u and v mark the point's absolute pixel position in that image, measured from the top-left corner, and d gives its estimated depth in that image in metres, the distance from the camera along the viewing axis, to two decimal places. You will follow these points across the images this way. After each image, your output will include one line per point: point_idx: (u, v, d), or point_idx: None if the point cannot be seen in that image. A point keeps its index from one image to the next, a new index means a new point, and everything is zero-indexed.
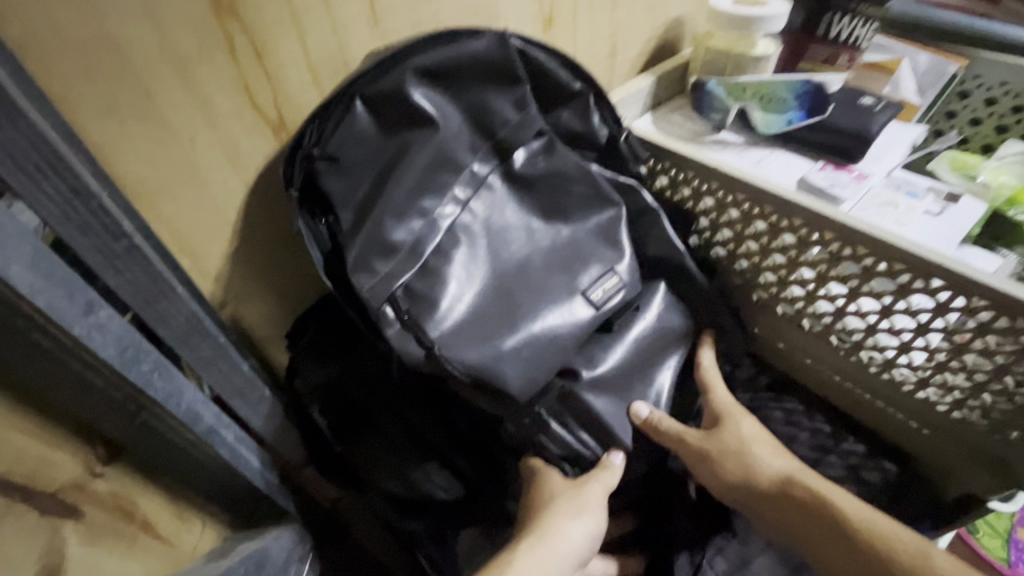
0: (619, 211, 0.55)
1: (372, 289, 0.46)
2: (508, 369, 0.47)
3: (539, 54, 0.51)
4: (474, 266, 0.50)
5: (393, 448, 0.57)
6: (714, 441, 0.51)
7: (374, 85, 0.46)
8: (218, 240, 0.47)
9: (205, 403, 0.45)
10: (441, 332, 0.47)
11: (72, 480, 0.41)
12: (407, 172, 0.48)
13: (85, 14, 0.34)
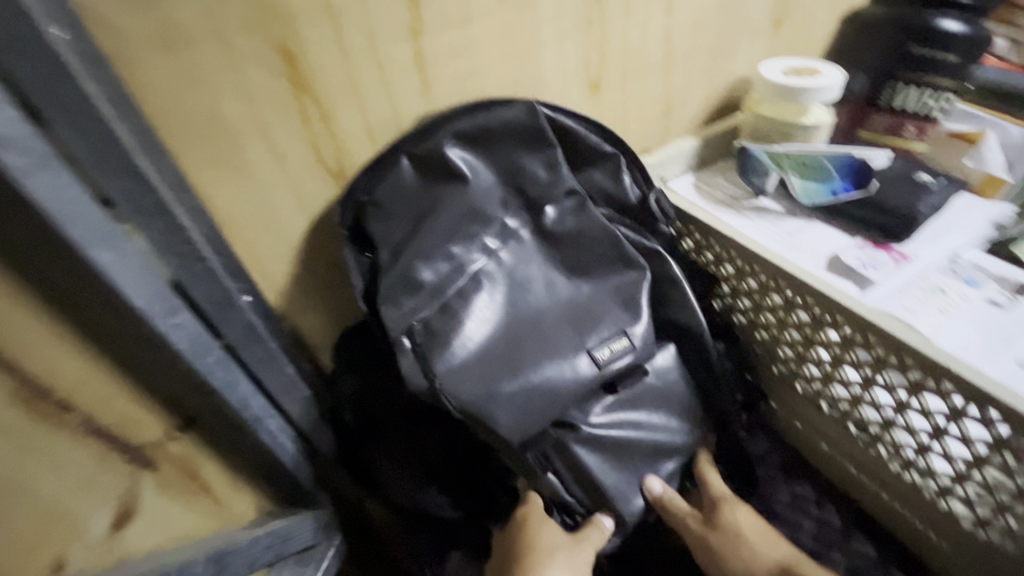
0: (642, 275, 0.58)
1: (395, 320, 0.52)
2: (499, 412, 0.51)
3: (568, 121, 0.57)
4: (493, 309, 0.55)
5: (403, 463, 0.64)
6: (714, 530, 0.53)
7: (418, 145, 0.54)
8: (283, 263, 0.58)
9: (254, 395, 0.56)
10: (448, 368, 0.51)
11: (153, 439, 0.53)
12: (440, 220, 0.55)
13: (199, 95, 0.45)
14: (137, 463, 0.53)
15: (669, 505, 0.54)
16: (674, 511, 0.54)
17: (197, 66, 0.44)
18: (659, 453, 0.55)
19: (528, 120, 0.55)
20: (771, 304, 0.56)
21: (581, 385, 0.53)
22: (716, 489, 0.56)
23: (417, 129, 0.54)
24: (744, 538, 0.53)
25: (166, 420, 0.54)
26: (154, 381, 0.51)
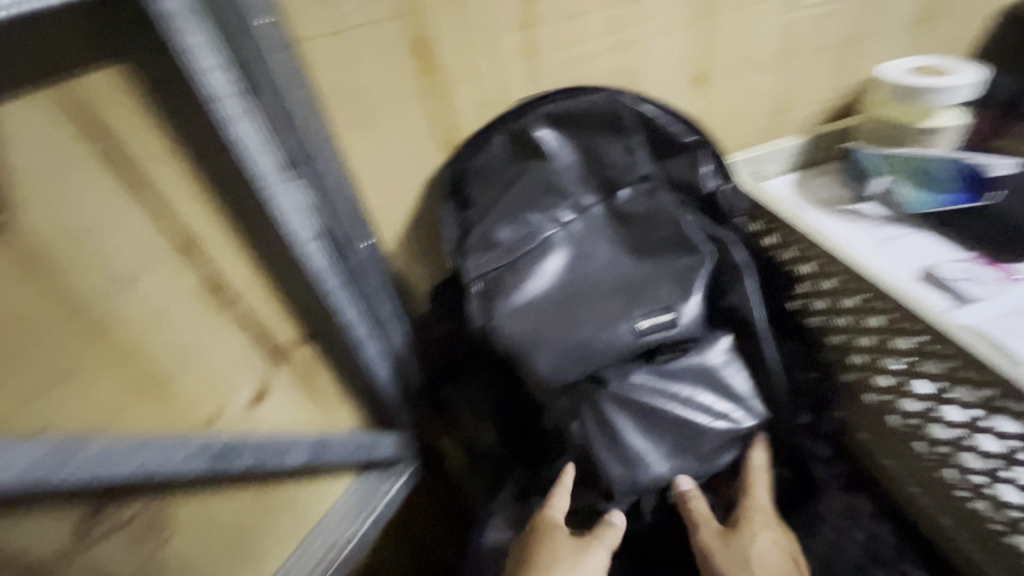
0: (703, 260, 0.61)
1: (475, 266, 0.62)
2: (540, 356, 0.58)
3: (652, 108, 0.63)
4: (557, 272, 0.62)
5: (470, 398, 0.75)
6: (727, 543, 0.54)
7: (513, 123, 0.62)
8: (397, 216, 0.69)
9: (360, 320, 0.68)
10: (505, 310, 0.60)
11: (286, 341, 0.68)
12: (520, 188, 0.64)
13: (350, 68, 0.57)
14: (271, 360, 0.67)
15: (695, 513, 0.55)
16: (699, 523, 0.54)
17: (351, 46, 0.56)
18: (684, 429, 0.57)
19: (610, 107, 0.62)
20: (825, 289, 0.59)
21: (619, 348, 0.58)
22: (752, 507, 0.56)
23: (512, 109, 0.62)
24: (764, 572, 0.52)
25: (298, 328, 0.68)
26: (291, 293, 0.65)
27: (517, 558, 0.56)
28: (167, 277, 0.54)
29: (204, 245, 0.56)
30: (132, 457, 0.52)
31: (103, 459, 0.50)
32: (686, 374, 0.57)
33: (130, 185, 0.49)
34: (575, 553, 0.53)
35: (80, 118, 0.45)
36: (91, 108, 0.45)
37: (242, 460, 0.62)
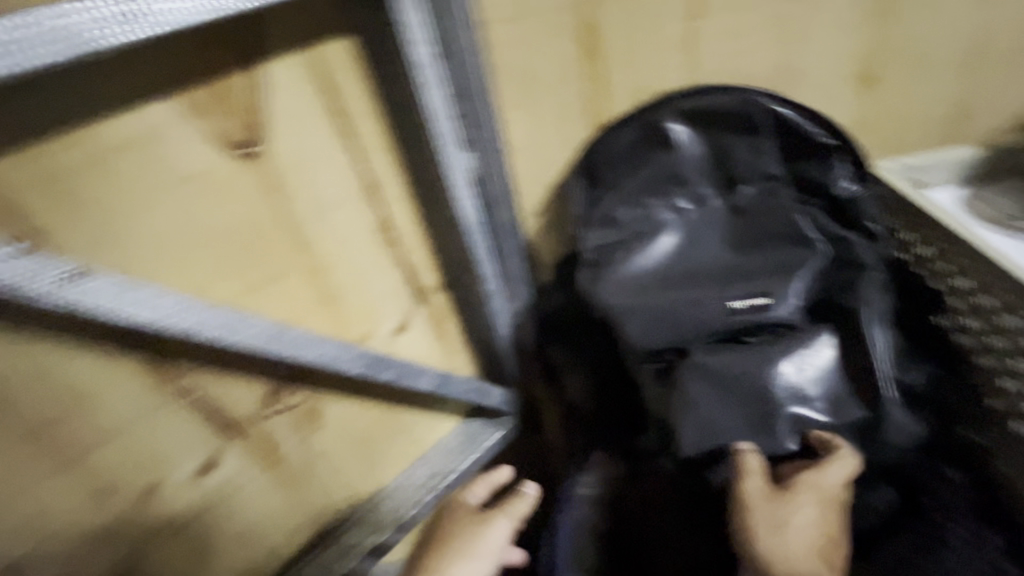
0: (814, 258, 0.65)
1: (590, 239, 0.69)
2: (631, 320, 0.64)
3: (788, 110, 0.66)
4: (663, 252, 0.68)
5: (573, 363, 0.79)
6: (768, 499, 0.53)
7: (649, 115, 0.68)
8: (539, 188, 0.77)
9: (493, 276, 0.77)
10: (609, 279, 0.66)
11: (429, 287, 0.78)
12: (644, 174, 0.70)
13: (527, 51, 0.65)
14: (414, 299, 0.77)
15: (743, 464, 0.56)
16: (739, 471, 0.56)
17: (531, 31, 0.64)
18: (760, 411, 0.58)
19: (744, 106, 0.66)
20: (981, 305, 0.63)
21: (710, 324, 0.62)
22: (813, 478, 0.54)
23: (651, 104, 0.68)
24: (788, 530, 0.51)
25: (439, 277, 0.79)
26: (440, 245, 0.75)
27: (429, 538, 0.64)
28: (354, 213, 0.65)
29: (385, 191, 0.67)
30: (338, 356, 0.62)
31: (321, 350, 0.60)
32: (774, 360, 0.59)
33: (342, 134, 0.61)
34: (477, 523, 0.63)
35: (320, 76, 0.57)
36: (328, 69, 0.57)
37: (409, 379, 0.71)
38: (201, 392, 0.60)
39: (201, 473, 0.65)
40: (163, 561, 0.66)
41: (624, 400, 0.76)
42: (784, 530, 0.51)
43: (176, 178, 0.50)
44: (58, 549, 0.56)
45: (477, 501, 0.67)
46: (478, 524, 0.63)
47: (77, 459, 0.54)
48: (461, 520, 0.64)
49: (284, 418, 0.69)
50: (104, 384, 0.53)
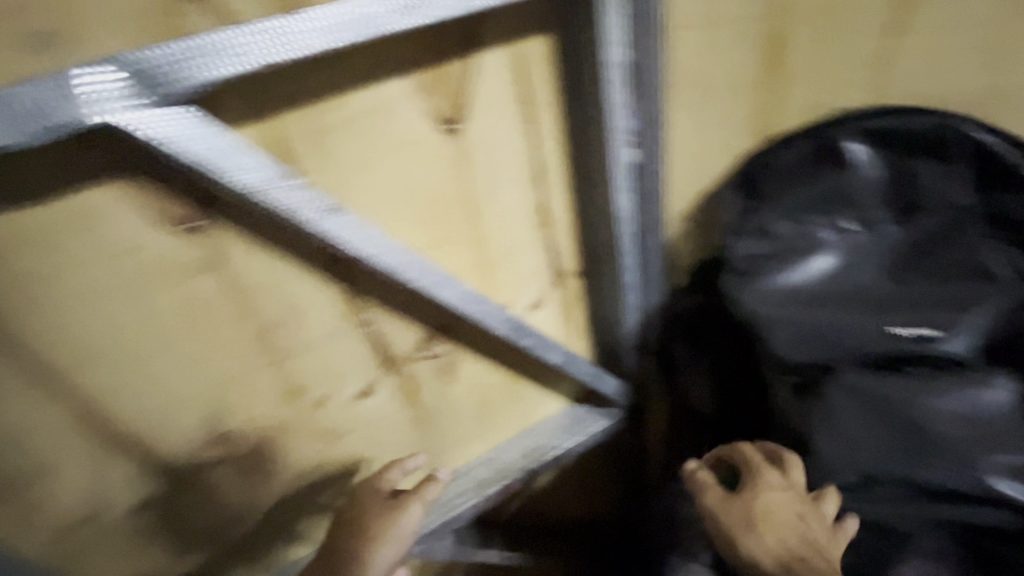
0: (999, 296, 0.62)
1: (742, 249, 0.70)
2: (779, 330, 0.65)
3: (992, 138, 0.63)
4: (821, 270, 0.68)
5: (698, 362, 0.81)
6: (727, 505, 0.60)
7: (829, 131, 0.67)
8: (691, 191, 0.79)
9: (633, 270, 0.81)
10: (761, 288, 0.67)
11: (566, 270, 0.84)
12: (811, 190, 0.69)
13: (709, 57, 0.67)
14: (553, 278, 0.83)
15: (696, 485, 0.63)
16: (697, 493, 0.63)
17: (718, 39, 0.66)
18: (914, 444, 0.58)
19: (939, 131, 0.64)
20: None
21: (865, 346, 0.63)
22: (759, 482, 0.59)
23: (832, 119, 0.68)
24: (766, 525, 0.56)
25: (577, 262, 0.84)
26: (585, 234, 0.81)
27: (349, 538, 0.70)
28: (519, 192, 0.73)
29: (550, 175, 0.74)
30: (495, 320, 0.70)
31: (483, 313, 0.68)
32: (937, 395, 0.58)
33: (523, 120, 0.68)
34: (391, 511, 0.71)
35: (518, 66, 0.64)
36: (525, 61, 0.64)
37: (544, 352, 0.78)
38: (375, 327, 0.70)
39: (359, 398, 0.75)
40: (318, 463, 0.78)
41: (746, 403, 0.79)
42: (763, 530, 0.56)
43: (398, 143, 0.60)
44: (255, 429, 0.69)
45: (391, 486, 0.73)
46: (391, 513, 0.71)
47: (283, 361, 0.66)
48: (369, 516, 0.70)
49: (428, 364, 0.79)
50: (314, 305, 0.64)
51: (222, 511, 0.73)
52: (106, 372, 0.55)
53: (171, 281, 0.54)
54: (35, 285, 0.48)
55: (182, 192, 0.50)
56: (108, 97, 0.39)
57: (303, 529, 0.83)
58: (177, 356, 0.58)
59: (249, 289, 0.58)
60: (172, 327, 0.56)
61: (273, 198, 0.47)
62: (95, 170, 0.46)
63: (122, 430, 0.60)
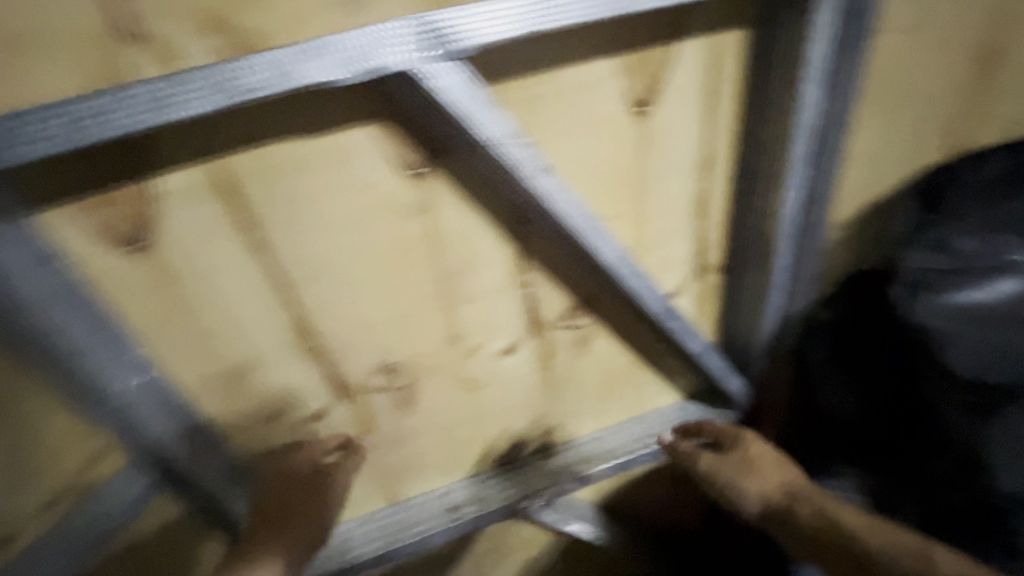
0: None
1: (917, 260, 0.68)
2: (955, 348, 0.62)
3: None
4: (1012, 291, 0.63)
5: (836, 371, 0.79)
6: (722, 463, 0.78)
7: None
8: (859, 200, 0.78)
9: (785, 270, 0.81)
10: (936, 302, 0.65)
11: (711, 265, 0.85)
12: (1010, 206, 0.67)
13: (913, 65, 0.68)
14: (699, 270, 0.85)
15: (691, 454, 0.82)
16: (694, 460, 0.81)
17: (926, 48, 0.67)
18: None
19: None
20: None
21: None
22: (740, 441, 0.80)
23: None
24: (759, 465, 0.76)
25: (723, 258, 0.85)
26: (738, 229, 0.81)
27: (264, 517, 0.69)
28: (686, 179, 0.75)
29: (719, 168, 0.76)
30: (650, 294, 0.73)
31: (641, 285, 0.71)
32: None
33: (706, 110, 0.70)
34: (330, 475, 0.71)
35: (712, 57, 0.67)
36: (721, 52, 0.67)
37: (684, 335, 0.80)
38: (532, 289, 0.76)
39: (502, 354, 0.81)
40: (455, 409, 0.84)
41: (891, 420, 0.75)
42: (760, 471, 0.75)
43: (598, 119, 0.64)
44: (414, 365, 0.76)
45: (330, 447, 0.74)
46: (327, 475, 0.71)
47: (452, 307, 0.72)
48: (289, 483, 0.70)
49: (567, 334, 0.83)
50: (491, 259, 0.70)
51: (370, 436, 0.81)
52: (323, 288, 0.64)
53: (392, 216, 0.61)
54: (296, 203, 0.56)
55: (419, 139, 0.57)
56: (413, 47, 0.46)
57: (428, 471, 0.90)
58: (377, 284, 0.66)
59: (444, 234, 0.65)
60: (380, 258, 0.64)
61: (504, 153, 0.54)
62: (361, 113, 0.53)
63: (318, 345, 0.68)
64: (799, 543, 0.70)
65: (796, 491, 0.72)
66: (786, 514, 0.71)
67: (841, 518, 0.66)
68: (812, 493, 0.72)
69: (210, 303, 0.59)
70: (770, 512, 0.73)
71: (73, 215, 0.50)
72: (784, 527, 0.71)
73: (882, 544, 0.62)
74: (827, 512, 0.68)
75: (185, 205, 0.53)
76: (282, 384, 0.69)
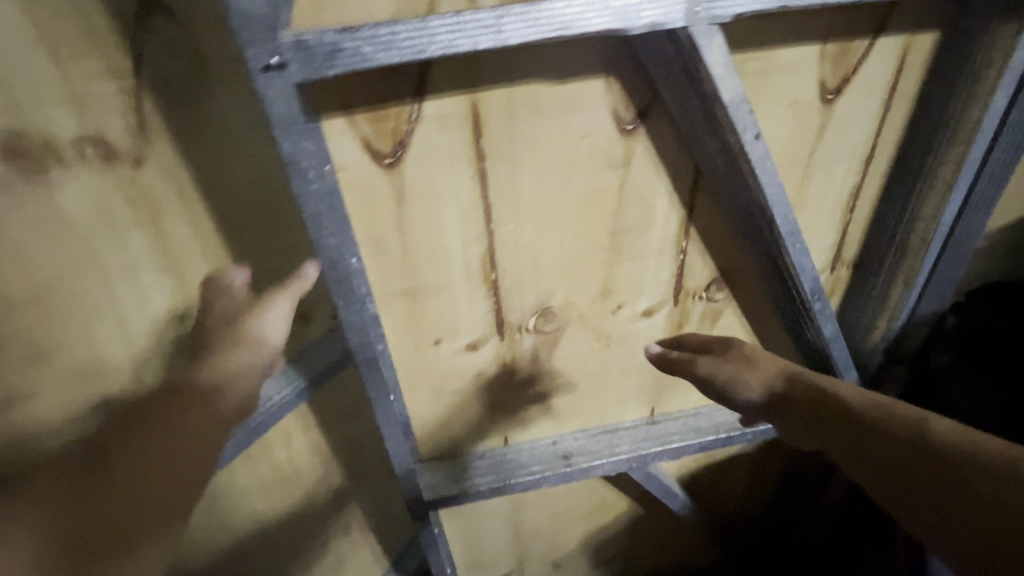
0: None
1: None
2: None
3: None
4: None
5: (973, 380, 0.85)
6: (722, 364, 0.66)
7: None
8: (1012, 210, 0.81)
9: (926, 271, 0.83)
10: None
11: (846, 258, 0.88)
12: None
13: None
14: (835, 262, 0.88)
15: (677, 361, 0.67)
16: (687, 367, 0.66)
17: None
18: None
19: None
20: None
21: None
22: (729, 341, 0.69)
23: None
24: (754, 357, 0.67)
25: (859, 253, 0.88)
26: (880, 225, 0.85)
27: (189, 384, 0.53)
28: (847, 171, 0.78)
29: (879, 164, 0.79)
30: (806, 276, 0.76)
31: (802, 266, 0.75)
32: None
33: (884, 105, 0.74)
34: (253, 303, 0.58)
35: (902, 55, 0.70)
36: (910, 51, 0.70)
37: (822, 322, 0.82)
38: (686, 257, 0.80)
39: (640, 317, 0.86)
40: (585, 362, 0.89)
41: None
42: (757, 363, 0.66)
43: (785, 101, 0.69)
44: (565, 313, 0.82)
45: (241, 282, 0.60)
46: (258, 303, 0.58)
47: (614, 263, 0.77)
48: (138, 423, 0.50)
49: (701, 306, 0.87)
50: (661, 221, 0.75)
51: (507, 374, 0.87)
52: (518, 227, 0.69)
53: (593, 165, 0.67)
54: (519, 142, 0.62)
55: (638, 98, 0.63)
56: (695, 7, 0.51)
57: (543, 418, 0.95)
58: (560, 230, 0.71)
59: (630, 191, 0.70)
60: (571, 204, 0.69)
61: (731, 116, 0.59)
62: (595, 66, 0.60)
63: (496, 279, 0.74)
64: (802, 427, 0.63)
65: (796, 378, 0.65)
66: (791, 401, 0.64)
67: (844, 397, 0.61)
68: (803, 370, 0.67)
69: (425, 222, 0.66)
70: (771, 401, 0.65)
71: (353, 124, 0.57)
72: (789, 416, 0.64)
73: (888, 412, 0.58)
74: (832, 390, 0.62)
75: (439, 129, 0.59)
76: (454, 310, 0.76)
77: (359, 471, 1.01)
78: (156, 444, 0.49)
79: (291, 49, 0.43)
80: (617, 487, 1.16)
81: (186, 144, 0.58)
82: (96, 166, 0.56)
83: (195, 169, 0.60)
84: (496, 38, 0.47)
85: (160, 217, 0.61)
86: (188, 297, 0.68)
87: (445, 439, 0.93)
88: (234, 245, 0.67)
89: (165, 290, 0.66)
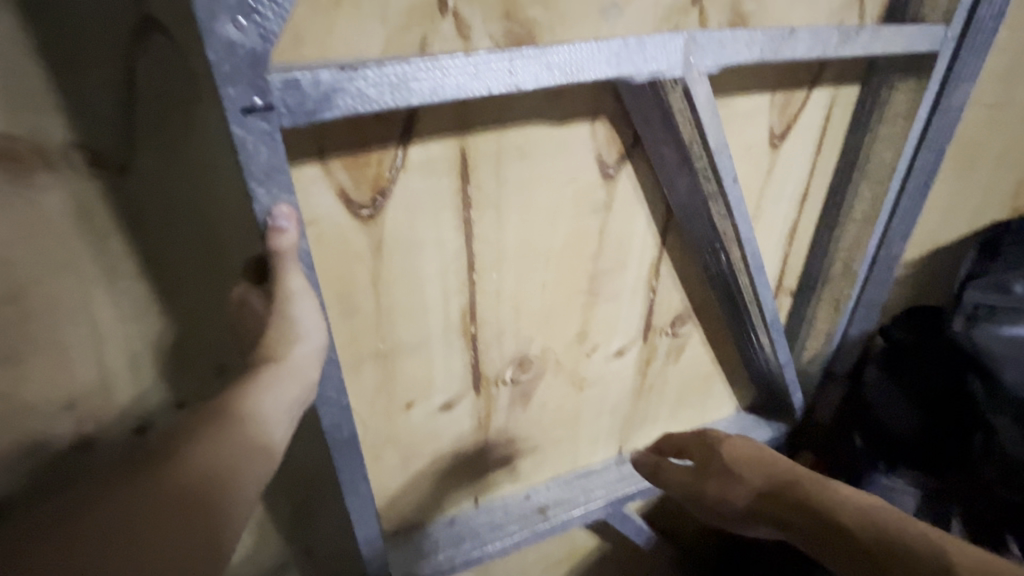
0: None
1: (972, 297, 0.82)
2: (1004, 369, 0.76)
3: None
4: None
5: (901, 390, 0.91)
6: (701, 480, 0.66)
7: None
8: (915, 240, 0.92)
9: (858, 298, 0.91)
10: (1000, 332, 0.77)
11: (786, 288, 0.94)
12: None
13: (971, 134, 0.83)
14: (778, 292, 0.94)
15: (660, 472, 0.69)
16: (670, 480, 0.68)
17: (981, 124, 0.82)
18: None
19: None
20: None
21: None
22: (713, 446, 0.68)
23: None
24: (738, 466, 0.65)
25: (797, 282, 0.94)
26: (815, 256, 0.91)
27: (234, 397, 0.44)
28: (789, 207, 0.84)
29: (813, 202, 0.86)
30: (767, 306, 0.79)
31: (764, 297, 0.77)
32: None
33: (816, 149, 0.80)
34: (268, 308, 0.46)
35: (830, 105, 0.78)
36: (834, 103, 0.78)
37: (776, 349, 0.86)
38: (655, 294, 0.80)
39: (614, 356, 0.84)
40: (560, 408, 0.85)
41: (940, 436, 0.90)
42: (740, 470, 0.64)
43: (740, 147, 0.73)
44: (542, 361, 0.77)
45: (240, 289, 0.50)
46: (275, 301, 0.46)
47: (592, 304, 0.75)
48: (117, 484, 0.38)
49: (667, 341, 0.88)
50: (636, 259, 0.74)
51: (480, 433, 0.80)
52: (501, 275, 0.65)
53: (577, 208, 0.65)
54: (507, 187, 0.59)
55: (621, 141, 0.63)
56: (690, 58, 0.52)
57: (517, 470, 0.89)
58: (542, 275, 0.68)
59: (610, 235, 0.70)
60: (556, 249, 0.67)
61: (716, 160, 0.60)
62: (583, 112, 0.59)
63: (475, 332, 0.68)
64: (797, 536, 0.59)
65: (785, 483, 0.61)
66: (780, 517, 0.60)
67: (838, 512, 0.57)
68: (802, 476, 0.61)
69: (402, 275, 0.59)
70: (761, 517, 0.61)
71: (329, 173, 0.50)
72: (778, 529, 0.61)
73: (888, 537, 0.54)
74: (833, 512, 0.57)
75: (424, 176, 0.53)
76: (428, 368, 0.68)
77: (313, 565, 0.85)
78: (144, 508, 0.37)
79: (281, 90, 0.37)
80: (585, 528, 1.12)
81: (142, 180, 0.50)
82: (70, 180, 0.47)
83: (156, 203, 0.51)
84: (509, 84, 0.44)
85: (114, 259, 0.51)
86: (141, 342, 0.56)
87: (410, 509, 0.83)
88: (172, 309, 0.56)
89: (116, 335, 0.55)
